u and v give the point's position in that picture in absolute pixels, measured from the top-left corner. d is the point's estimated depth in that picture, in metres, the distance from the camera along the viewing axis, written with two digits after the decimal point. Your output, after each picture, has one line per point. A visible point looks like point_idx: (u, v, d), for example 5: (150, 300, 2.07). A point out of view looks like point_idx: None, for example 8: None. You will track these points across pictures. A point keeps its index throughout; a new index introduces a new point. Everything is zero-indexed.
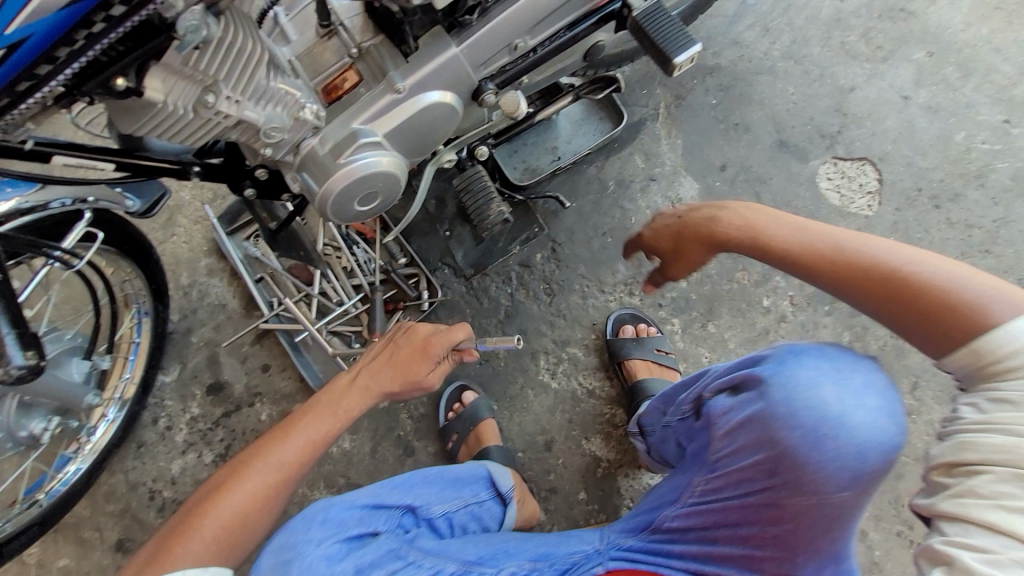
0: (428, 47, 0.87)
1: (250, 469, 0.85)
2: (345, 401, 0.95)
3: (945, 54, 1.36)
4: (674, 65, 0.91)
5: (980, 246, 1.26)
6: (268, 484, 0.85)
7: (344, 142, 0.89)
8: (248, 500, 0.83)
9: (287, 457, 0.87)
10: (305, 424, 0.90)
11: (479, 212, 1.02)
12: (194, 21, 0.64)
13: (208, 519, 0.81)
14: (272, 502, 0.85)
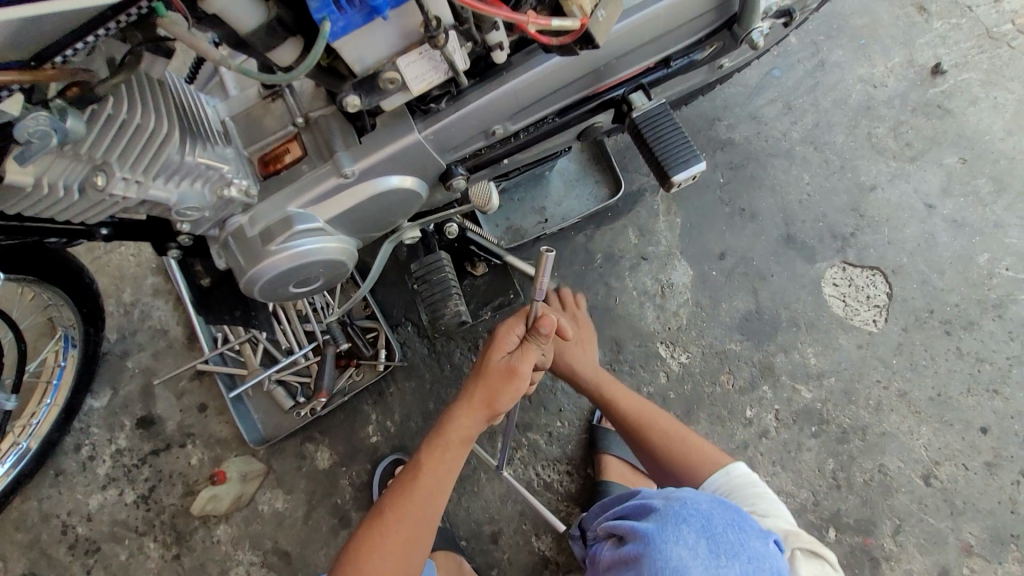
0: (387, 127, 0.74)
1: (386, 526, 0.88)
2: (455, 441, 0.94)
3: (979, 163, 1.24)
4: (673, 182, 0.82)
5: (987, 385, 1.15)
6: (410, 538, 0.88)
7: (277, 225, 0.76)
8: (395, 553, 0.87)
9: (417, 509, 0.90)
10: (430, 470, 0.92)
11: (434, 308, 0.90)
12: (42, 126, 0.50)
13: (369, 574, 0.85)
14: (418, 554, 0.89)
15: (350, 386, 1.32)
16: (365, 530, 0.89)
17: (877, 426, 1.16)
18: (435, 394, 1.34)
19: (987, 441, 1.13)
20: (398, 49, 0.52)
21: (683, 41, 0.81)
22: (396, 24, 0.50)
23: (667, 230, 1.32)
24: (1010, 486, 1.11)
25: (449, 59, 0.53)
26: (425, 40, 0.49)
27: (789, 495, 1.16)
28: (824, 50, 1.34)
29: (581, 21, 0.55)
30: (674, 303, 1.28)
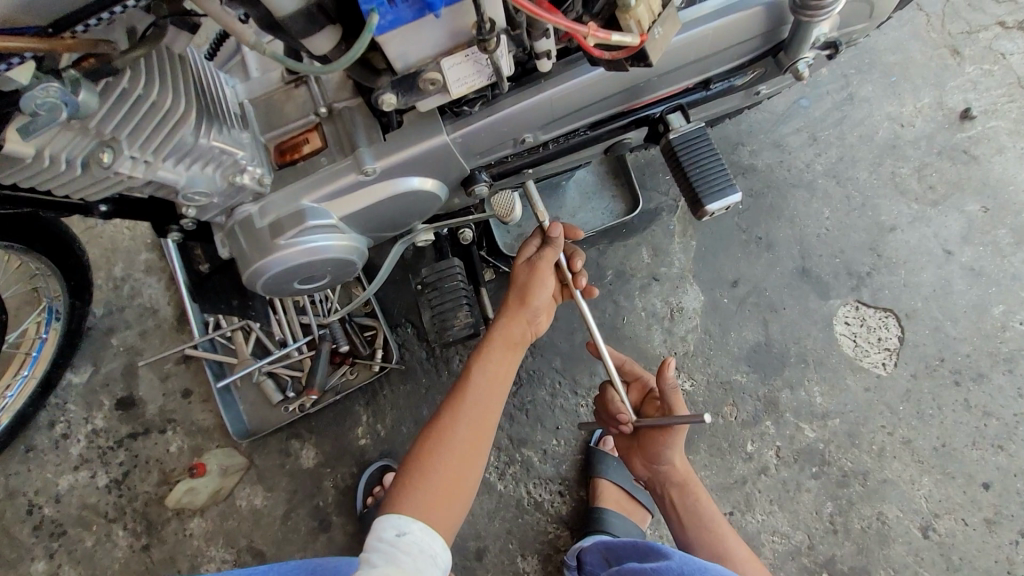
0: (413, 127, 0.71)
1: (444, 432, 0.86)
2: (502, 347, 0.93)
3: (1001, 213, 1.22)
4: (705, 211, 0.78)
5: (993, 439, 1.13)
6: (469, 445, 0.85)
7: (289, 218, 0.72)
8: (456, 458, 0.84)
9: (473, 414, 0.87)
10: (481, 373, 0.91)
11: (443, 316, 0.88)
12: (48, 99, 0.47)
13: (430, 480, 0.81)
14: (476, 464, 0.86)
15: (343, 385, 1.28)
16: (424, 438, 0.86)
17: (879, 472, 1.14)
18: (430, 400, 1.30)
19: (988, 497, 1.11)
20: (442, 50, 0.49)
21: (727, 64, 0.77)
22: (446, 22, 0.46)
23: (681, 253, 1.29)
24: (1008, 544, 1.09)
25: (495, 64, 0.50)
26: (476, 42, 0.45)
27: (783, 534, 1.14)
28: (854, 84, 1.32)
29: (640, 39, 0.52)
30: (682, 328, 1.25)
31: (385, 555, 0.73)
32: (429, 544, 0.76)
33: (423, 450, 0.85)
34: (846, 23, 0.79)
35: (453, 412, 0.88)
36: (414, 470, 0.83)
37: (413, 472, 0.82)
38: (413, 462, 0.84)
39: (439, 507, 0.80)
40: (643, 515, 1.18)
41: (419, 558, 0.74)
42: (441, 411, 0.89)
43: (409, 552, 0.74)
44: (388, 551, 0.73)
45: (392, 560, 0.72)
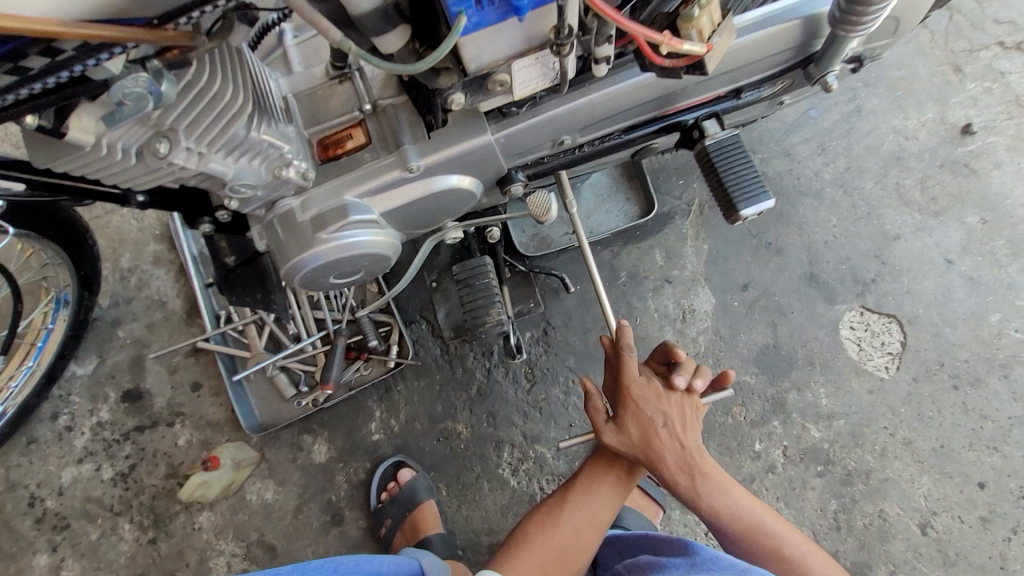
0: (458, 125, 0.72)
1: (555, 521, 0.93)
2: (623, 473, 0.96)
3: (998, 226, 1.28)
4: (739, 216, 0.81)
5: (989, 442, 1.18)
6: (569, 543, 0.92)
7: (331, 213, 0.73)
8: (557, 550, 0.91)
9: (577, 518, 0.93)
10: (594, 487, 0.95)
11: (474, 313, 0.88)
12: (139, 89, 0.48)
13: (532, 561, 0.90)
14: (571, 561, 0.92)
15: (357, 380, 1.29)
16: (533, 521, 0.94)
17: (881, 471, 1.18)
18: (443, 397, 1.30)
19: (983, 496, 1.16)
20: (515, 52, 0.49)
21: (760, 72, 0.80)
22: (527, 26, 0.47)
23: (693, 256, 1.32)
24: (1001, 542, 1.13)
25: (562, 66, 0.51)
26: (554, 47, 0.46)
27: None
28: (862, 97, 1.36)
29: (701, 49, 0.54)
30: (694, 329, 1.28)
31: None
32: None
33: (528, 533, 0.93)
34: (869, 39, 0.82)
35: (558, 510, 0.94)
36: (518, 547, 0.92)
37: (515, 553, 0.91)
38: (517, 537, 0.94)
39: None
40: (657, 510, 1.18)
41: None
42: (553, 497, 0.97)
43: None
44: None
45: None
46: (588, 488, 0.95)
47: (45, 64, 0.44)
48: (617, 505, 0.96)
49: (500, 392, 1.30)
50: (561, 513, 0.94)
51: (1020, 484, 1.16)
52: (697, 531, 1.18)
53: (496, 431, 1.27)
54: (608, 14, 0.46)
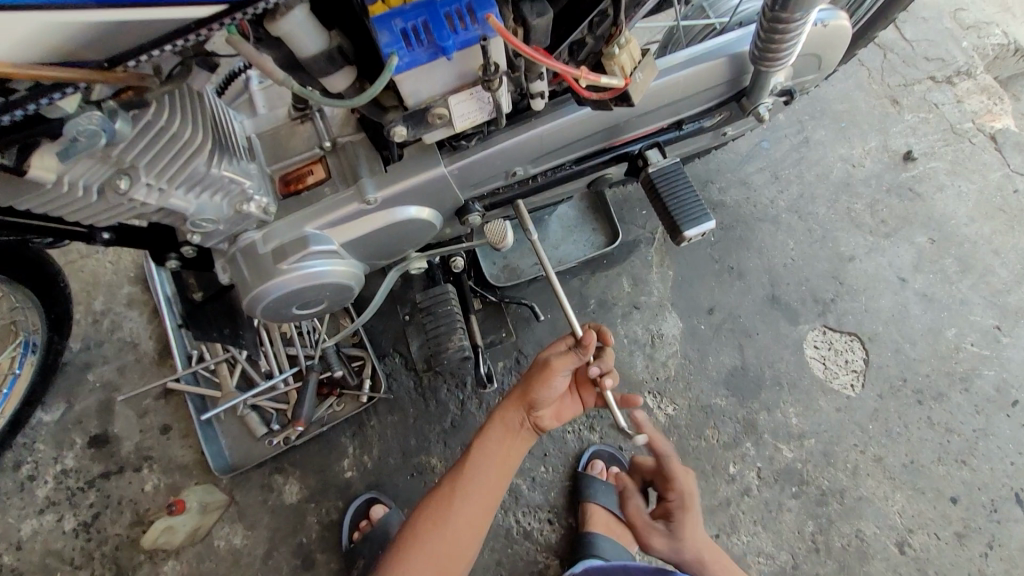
0: (414, 159, 0.76)
1: (444, 511, 0.92)
2: (508, 437, 0.98)
3: (946, 244, 1.34)
4: (683, 237, 0.85)
5: (956, 455, 1.20)
6: (467, 524, 0.91)
7: (291, 244, 0.75)
8: (454, 531, 0.90)
9: (470, 499, 0.92)
10: (482, 462, 0.95)
11: (437, 341, 0.90)
12: (92, 126, 0.52)
13: (426, 551, 0.89)
14: (475, 527, 0.92)
15: (330, 416, 1.28)
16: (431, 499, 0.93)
17: (855, 489, 1.19)
18: (417, 431, 1.29)
19: (956, 510, 1.16)
20: (450, 88, 0.54)
21: (699, 105, 0.86)
22: (457, 64, 0.52)
23: (659, 282, 1.36)
24: (978, 557, 1.13)
25: (496, 100, 0.56)
26: (483, 82, 0.51)
27: (768, 555, 1.17)
28: (809, 129, 1.45)
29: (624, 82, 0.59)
30: (663, 353, 1.31)
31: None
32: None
33: (421, 527, 0.91)
34: (797, 73, 0.89)
35: (448, 498, 0.93)
36: (411, 542, 0.90)
37: (408, 550, 0.89)
38: (409, 534, 0.91)
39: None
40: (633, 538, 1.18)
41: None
42: (443, 485, 0.95)
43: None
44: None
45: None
46: (475, 466, 0.94)
47: (1, 103, 0.48)
48: (510, 467, 0.97)
49: (474, 424, 1.29)
50: (451, 501, 0.92)
51: (991, 497, 1.17)
52: None
53: None
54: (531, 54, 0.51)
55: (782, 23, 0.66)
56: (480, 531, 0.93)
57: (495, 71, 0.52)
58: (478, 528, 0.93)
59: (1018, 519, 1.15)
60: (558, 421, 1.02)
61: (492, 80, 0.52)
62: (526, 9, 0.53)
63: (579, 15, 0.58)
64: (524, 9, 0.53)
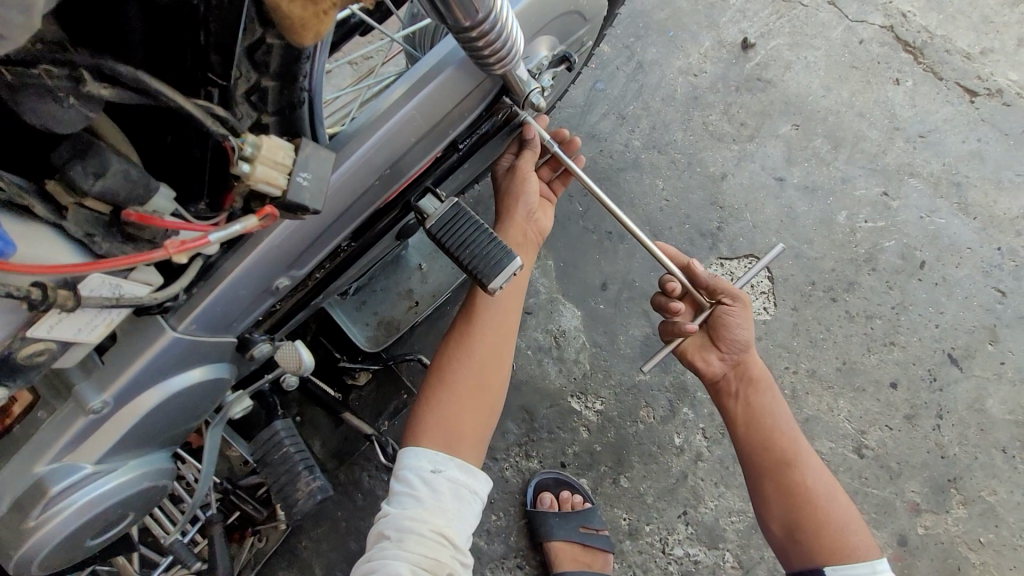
0: (131, 338, 0.58)
1: (465, 353, 0.85)
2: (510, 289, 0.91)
3: (810, 125, 1.24)
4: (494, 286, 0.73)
5: (884, 339, 1.15)
6: (490, 357, 0.86)
7: (26, 496, 0.58)
8: (477, 368, 0.85)
9: (480, 357, 0.85)
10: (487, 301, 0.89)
11: (282, 494, 0.75)
12: None
13: (453, 398, 0.82)
14: (499, 367, 0.86)
15: (256, 556, 1.12)
16: (443, 353, 0.86)
17: (800, 413, 1.13)
18: (354, 531, 1.17)
19: (899, 396, 1.13)
20: (25, 322, 0.41)
21: (463, 122, 0.70)
22: None
23: (542, 276, 1.24)
24: (932, 432, 1.11)
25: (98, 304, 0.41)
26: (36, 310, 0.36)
27: (739, 512, 1.13)
28: (639, 51, 1.31)
29: (270, 207, 0.44)
30: (572, 350, 1.20)
31: (410, 492, 0.73)
32: (466, 484, 0.75)
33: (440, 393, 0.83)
34: (564, 36, 0.76)
35: (458, 358, 0.85)
36: (435, 404, 0.82)
37: (431, 415, 0.81)
38: (427, 402, 0.83)
39: (465, 422, 0.80)
40: (606, 558, 1.10)
41: (455, 499, 0.73)
42: (454, 332, 0.88)
43: (445, 493, 0.73)
44: (418, 489, 0.72)
45: (422, 497, 0.72)
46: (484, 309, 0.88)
47: None
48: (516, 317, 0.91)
49: None
50: (465, 348, 0.86)
51: (927, 369, 1.14)
52: (652, 551, 1.12)
53: None
54: (92, 263, 0.37)
55: (483, 50, 0.53)
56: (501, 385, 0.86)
57: (55, 288, 0.37)
58: (499, 379, 0.86)
59: (958, 380, 1.13)
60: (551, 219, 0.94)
61: (56, 300, 0.37)
62: (73, 175, 0.37)
63: (198, 140, 0.46)
64: (75, 173, 0.37)
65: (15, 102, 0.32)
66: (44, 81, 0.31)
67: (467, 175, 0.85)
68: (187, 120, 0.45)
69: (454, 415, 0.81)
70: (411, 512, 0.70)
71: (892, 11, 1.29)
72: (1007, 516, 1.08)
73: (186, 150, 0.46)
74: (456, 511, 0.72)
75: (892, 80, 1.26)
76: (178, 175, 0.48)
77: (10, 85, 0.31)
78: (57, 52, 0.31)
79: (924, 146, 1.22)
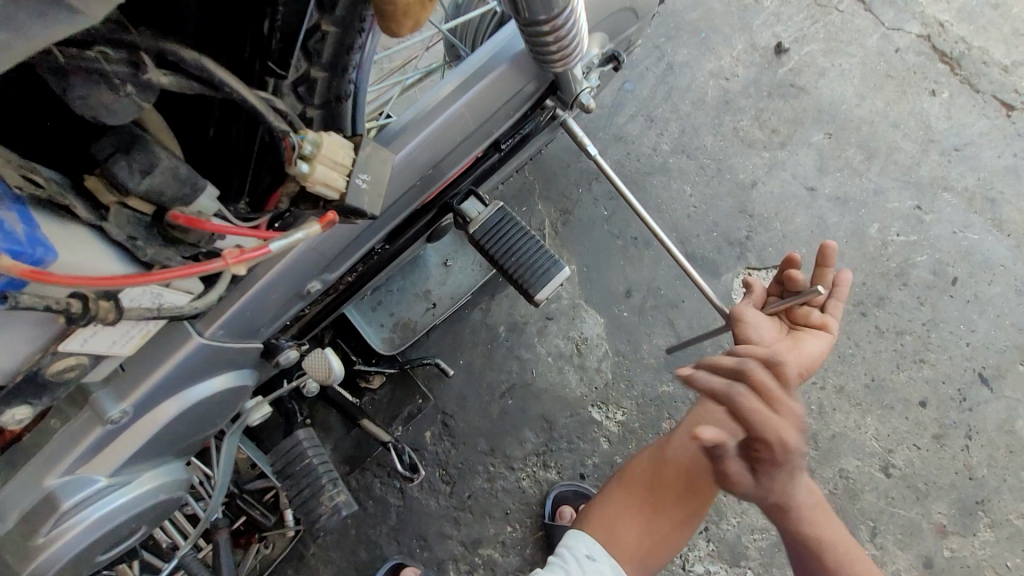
0: (156, 344, 0.54)
1: (654, 468, 0.87)
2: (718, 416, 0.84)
3: (844, 134, 1.21)
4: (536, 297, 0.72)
5: (914, 356, 1.13)
6: (676, 488, 0.85)
7: (36, 511, 0.54)
8: (659, 496, 0.86)
9: (665, 488, 0.86)
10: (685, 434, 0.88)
11: (304, 509, 0.71)
12: None
13: (628, 512, 0.85)
14: (684, 512, 0.85)
15: (262, 564, 1.07)
16: (635, 464, 0.90)
17: (827, 430, 1.10)
18: (365, 539, 1.14)
19: (928, 414, 1.10)
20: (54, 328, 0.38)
21: (507, 121, 0.66)
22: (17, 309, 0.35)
23: (565, 281, 1.20)
24: (961, 452, 1.09)
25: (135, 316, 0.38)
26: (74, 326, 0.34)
27: (762, 529, 1.10)
28: (669, 52, 1.27)
29: (331, 212, 0.40)
30: (594, 358, 1.17)
31: (562, 565, 0.79)
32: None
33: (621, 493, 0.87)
34: (614, 33, 0.72)
35: (646, 473, 0.87)
36: (607, 509, 0.86)
37: (603, 520, 0.85)
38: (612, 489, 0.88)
39: (631, 540, 0.83)
40: None
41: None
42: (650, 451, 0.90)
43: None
44: (570, 563, 0.79)
45: (573, 575, 0.78)
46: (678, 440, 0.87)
47: None
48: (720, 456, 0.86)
49: (421, 508, 1.15)
50: (655, 467, 0.87)
51: (957, 388, 1.11)
52: (672, 567, 1.09)
53: (432, 553, 1.12)
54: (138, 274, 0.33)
55: (550, 46, 0.49)
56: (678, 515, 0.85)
57: (97, 300, 0.34)
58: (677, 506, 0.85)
59: (987, 400, 1.11)
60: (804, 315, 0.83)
61: (98, 313, 0.34)
62: (116, 171, 0.33)
63: (242, 134, 0.42)
64: (118, 170, 0.33)
65: (62, 88, 0.28)
66: (99, 66, 0.27)
67: (502, 176, 0.81)
68: (234, 114, 0.41)
69: (629, 524, 0.84)
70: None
71: (929, 20, 1.26)
72: None
73: (230, 143, 0.42)
74: None
75: (928, 91, 1.23)
76: (220, 170, 0.44)
77: (60, 68, 0.27)
78: (117, 32, 0.28)
79: (958, 159, 1.19)
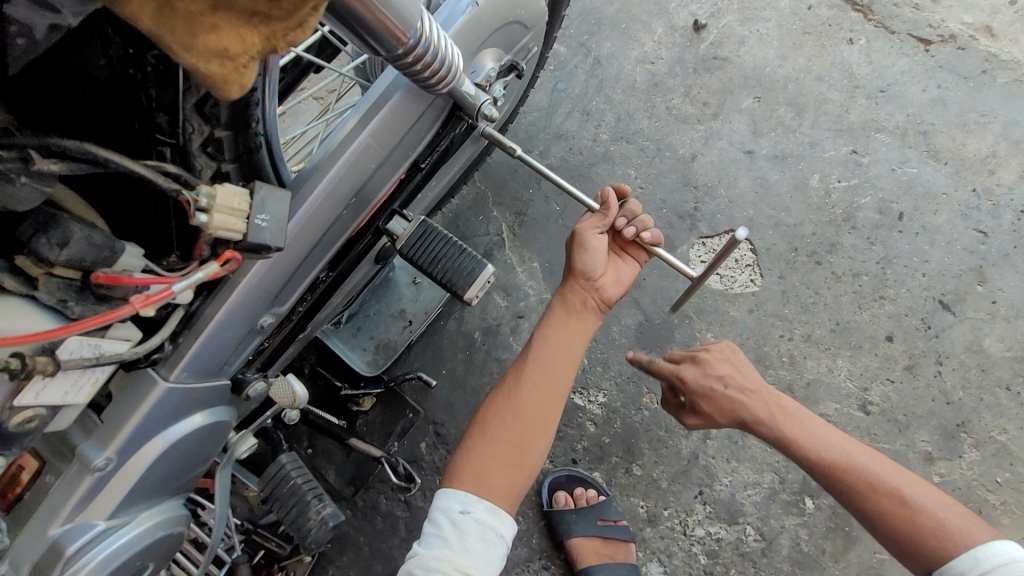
0: (125, 392, 0.61)
1: (514, 392, 0.84)
2: (564, 337, 0.87)
3: (772, 95, 1.26)
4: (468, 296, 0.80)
5: (874, 294, 1.16)
6: (540, 400, 0.83)
7: (43, 561, 0.60)
8: (522, 419, 0.82)
9: (527, 413, 0.83)
10: (542, 348, 0.86)
11: (296, 526, 0.77)
12: None
13: (488, 448, 0.81)
14: (541, 431, 0.83)
15: None
16: (491, 399, 0.85)
17: (801, 380, 1.13)
18: (379, 555, 1.18)
19: (897, 348, 1.13)
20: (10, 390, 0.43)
21: (421, 142, 0.72)
22: None
23: (529, 279, 1.26)
24: (934, 380, 1.11)
25: (75, 363, 0.45)
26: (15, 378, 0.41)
27: (755, 485, 1.13)
28: (594, 46, 1.33)
29: (231, 251, 0.47)
30: None
31: (437, 534, 0.74)
32: (494, 525, 0.75)
33: (483, 433, 0.83)
34: (508, 45, 0.78)
35: (504, 402, 0.84)
36: (473, 445, 0.82)
37: (469, 455, 0.81)
38: (472, 432, 0.84)
39: (500, 478, 0.79)
40: (628, 547, 1.11)
41: (482, 541, 0.73)
42: (501, 382, 0.87)
43: (474, 533, 0.73)
44: (446, 529, 0.74)
45: (449, 540, 0.73)
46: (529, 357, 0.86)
47: None
48: (575, 360, 0.87)
49: (427, 516, 1.19)
50: (515, 385, 0.85)
51: (920, 318, 1.14)
52: (673, 534, 1.12)
53: None
54: (62, 327, 0.41)
55: (422, 72, 0.55)
56: (547, 441, 0.83)
57: (33, 356, 0.42)
58: (545, 436, 0.83)
59: (953, 325, 1.13)
60: (621, 286, 0.91)
61: (35, 365, 0.42)
62: (38, 247, 0.39)
63: (155, 198, 0.48)
64: (41, 246, 0.39)
65: None
66: None
67: (436, 192, 0.87)
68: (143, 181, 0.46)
69: (486, 454, 0.81)
70: (438, 552, 0.72)
71: None
72: (1021, 454, 1.08)
73: (149, 207, 0.48)
74: (483, 553, 0.73)
75: (846, 40, 1.27)
76: (148, 232, 0.50)
77: None
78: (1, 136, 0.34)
79: (886, 99, 1.23)
